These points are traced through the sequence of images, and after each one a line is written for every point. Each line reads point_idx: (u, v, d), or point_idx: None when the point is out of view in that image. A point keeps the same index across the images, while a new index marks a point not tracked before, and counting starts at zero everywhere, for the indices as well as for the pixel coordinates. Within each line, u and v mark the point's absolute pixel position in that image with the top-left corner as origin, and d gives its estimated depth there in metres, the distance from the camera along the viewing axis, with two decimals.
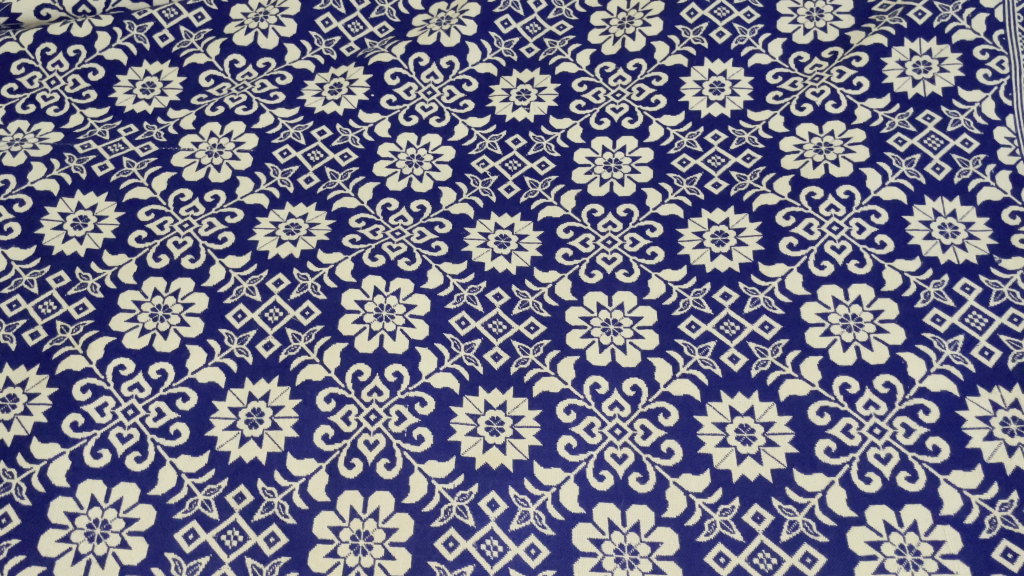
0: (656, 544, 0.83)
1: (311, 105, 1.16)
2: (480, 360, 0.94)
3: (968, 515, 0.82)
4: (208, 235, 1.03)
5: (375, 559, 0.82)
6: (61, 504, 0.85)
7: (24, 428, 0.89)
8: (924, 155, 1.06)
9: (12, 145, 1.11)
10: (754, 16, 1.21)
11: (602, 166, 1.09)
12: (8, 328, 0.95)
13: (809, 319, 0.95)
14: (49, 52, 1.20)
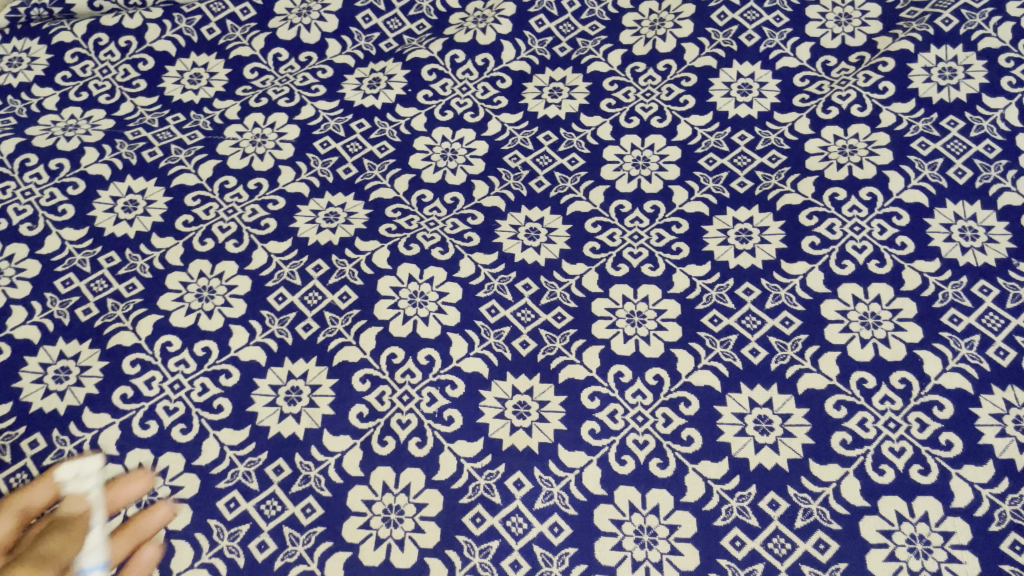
0: (674, 526, 0.86)
1: (351, 99, 1.20)
2: (509, 347, 0.98)
3: (978, 507, 0.85)
4: (251, 220, 1.08)
5: (405, 532, 0.86)
6: (110, 471, 0.90)
7: (76, 399, 0.94)
8: (947, 160, 1.08)
9: (65, 130, 1.16)
10: (783, 20, 1.23)
11: (630, 164, 1.13)
12: (62, 305, 1.00)
13: (829, 315, 0.98)
14: (103, 42, 1.25)
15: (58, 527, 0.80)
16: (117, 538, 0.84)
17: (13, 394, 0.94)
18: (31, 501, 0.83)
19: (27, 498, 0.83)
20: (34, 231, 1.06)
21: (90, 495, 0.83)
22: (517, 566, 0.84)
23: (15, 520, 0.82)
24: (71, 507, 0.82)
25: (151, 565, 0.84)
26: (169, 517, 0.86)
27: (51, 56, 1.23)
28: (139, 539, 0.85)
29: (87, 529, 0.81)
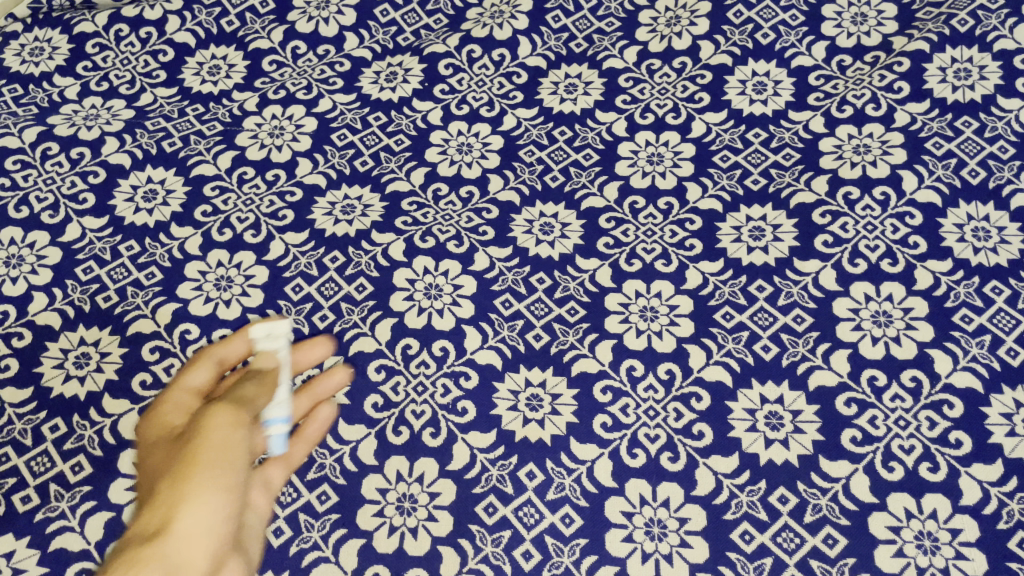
0: (684, 519, 0.87)
1: (368, 92, 1.21)
2: (522, 340, 0.99)
3: (986, 506, 0.86)
4: (269, 212, 1.09)
5: (419, 520, 0.88)
6: (129, 456, 0.91)
7: (97, 385, 0.95)
8: (961, 160, 1.09)
9: (86, 120, 1.17)
10: (798, 19, 1.24)
11: (644, 160, 1.13)
12: (83, 292, 1.02)
13: (841, 313, 0.98)
14: (123, 33, 1.26)
15: (254, 376, 0.87)
16: (300, 397, 0.93)
17: (34, 379, 0.96)
18: (228, 355, 0.94)
19: (223, 350, 0.94)
20: (55, 219, 1.08)
21: (278, 352, 0.91)
22: (529, 556, 0.86)
23: (212, 371, 0.92)
24: (265, 360, 0.90)
25: (326, 425, 0.92)
26: (344, 382, 0.95)
27: (72, 46, 1.25)
28: (318, 399, 0.93)
29: (278, 382, 0.88)
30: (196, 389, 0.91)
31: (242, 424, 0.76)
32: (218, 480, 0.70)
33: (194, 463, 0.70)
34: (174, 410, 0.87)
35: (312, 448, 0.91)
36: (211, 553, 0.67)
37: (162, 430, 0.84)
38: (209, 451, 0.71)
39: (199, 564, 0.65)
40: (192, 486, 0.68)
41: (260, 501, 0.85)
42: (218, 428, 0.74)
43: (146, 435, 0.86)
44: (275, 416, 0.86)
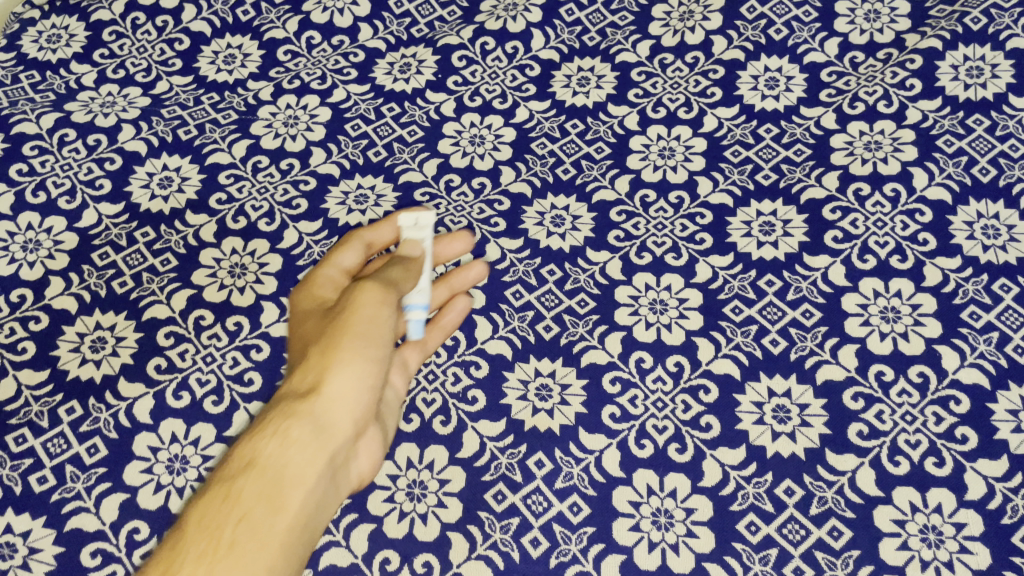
0: (691, 510, 0.88)
1: (382, 83, 1.22)
2: (532, 331, 1.00)
3: (991, 500, 0.86)
4: (283, 200, 1.10)
5: (428, 506, 0.89)
6: (144, 439, 0.93)
7: (112, 368, 0.97)
8: (971, 158, 1.09)
9: (103, 107, 1.18)
10: (811, 15, 1.24)
11: (656, 154, 1.14)
12: (99, 277, 1.03)
13: (849, 309, 0.99)
14: (139, 21, 1.27)
15: (401, 261, 0.96)
16: (439, 288, 1.01)
17: (51, 362, 0.97)
18: (375, 240, 1.03)
19: (371, 235, 1.03)
20: (71, 204, 1.09)
21: (422, 244, 1.00)
22: (537, 543, 0.87)
23: (361, 251, 1.01)
24: (409, 248, 0.98)
25: (463, 313, 1.00)
26: (481, 277, 1.03)
27: (89, 34, 1.26)
28: (455, 291, 1.02)
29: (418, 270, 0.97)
30: (346, 268, 0.99)
31: (387, 304, 0.86)
32: (361, 356, 0.82)
33: (342, 336, 0.82)
34: (326, 284, 0.97)
35: (447, 335, 0.99)
36: (357, 414, 0.82)
37: (315, 302, 0.94)
38: (356, 327, 0.83)
39: (341, 422, 0.80)
40: (338, 358, 0.81)
41: (399, 381, 0.93)
42: (366, 306, 0.85)
43: (299, 305, 0.96)
44: (412, 302, 0.96)
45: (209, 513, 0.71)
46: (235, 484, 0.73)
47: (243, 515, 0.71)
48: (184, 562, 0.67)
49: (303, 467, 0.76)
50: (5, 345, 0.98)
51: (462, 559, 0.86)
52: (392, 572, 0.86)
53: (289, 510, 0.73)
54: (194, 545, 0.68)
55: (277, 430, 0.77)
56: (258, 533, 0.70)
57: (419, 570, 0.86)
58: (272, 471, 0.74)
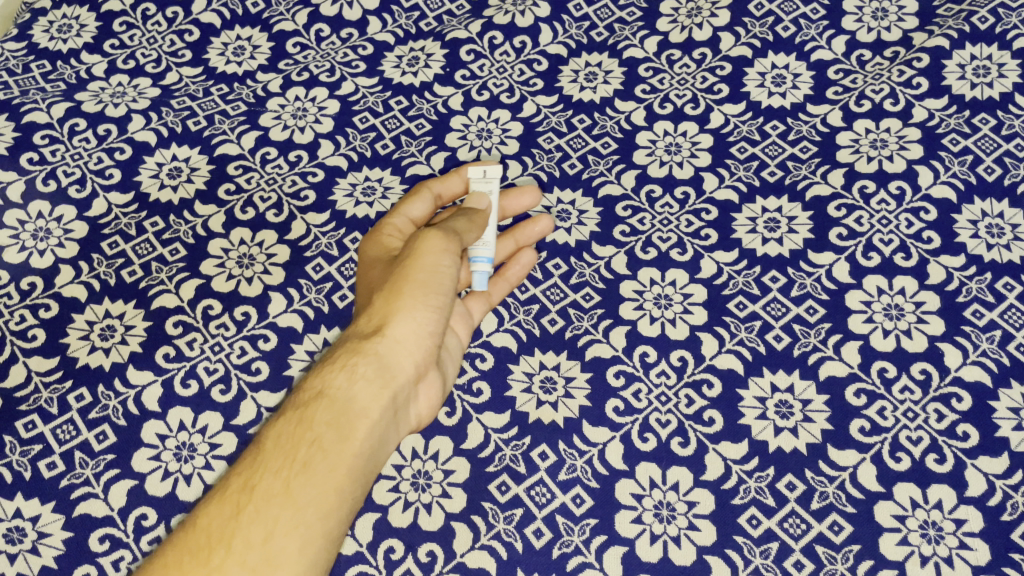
0: (693, 503, 0.89)
1: (390, 76, 1.22)
2: (538, 324, 1.01)
3: (991, 497, 0.87)
4: (291, 192, 1.11)
5: (433, 496, 0.90)
6: (153, 426, 0.94)
7: (121, 356, 0.98)
8: (977, 157, 1.09)
9: (113, 97, 1.19)
10: (819, 13, 1.24)
11: (662, 150, 1.14)
12: (108, 266, 1.04)
13: (853, 306, 1.00)
14: (150, 12, 1.28)
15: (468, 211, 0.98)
16: (505, 240, 1.04)
17: (61, 349, 0.98)
18: (444, 191, 1.06)
19: (439, 187, 1.06)
20: (82, 193, 1.10)
21: (489, 197, 1.01)
22: (540, 534, 0.88)
23: (429, 203, 1.04)
24: (476, 201, 1.00)
25: (527, 267, 1.04)
26: (546, 232, 1.06)
27: (100, 24, 1.26)
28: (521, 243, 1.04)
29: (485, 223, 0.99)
30: (414, 219, 1.03)
31: (450, 252, 0.89)
32: (423, 302, 0.87)
33: (405, 282, 0.87)
34: (394, 234, 1.01)
35: (512, 287, 1.03)
36: (420, 356, 0.86)
37: (382, 251, 0.99)
38: (417, 274, 0.87)
39: (404, 363, 0.85)
40: (401, 303, 0.86)
41: (463, 329, 0.97)
42: (428, 254, 0.88)
43: (367, 253, 1.00)
44: (479, 254, 0.99)
45: (285, 434, 0.77)
46: (308, 411, 0.79)
47: (315, 437, 0.77)
48: (264, 474, 0.74)
49: (369, 401, 0.82)
50: (15, 332, 0.99)
51: (465, 549, 0.87)
52: (397, 561, 0.87)
53: (356, 439, 0.79)
54: (273, 460, 0.75)
55: (346, 366, 0.83)
56: (328, 454, 0.77)
57: (424, 559, 0.87)
58: (340, 403, 0.81)
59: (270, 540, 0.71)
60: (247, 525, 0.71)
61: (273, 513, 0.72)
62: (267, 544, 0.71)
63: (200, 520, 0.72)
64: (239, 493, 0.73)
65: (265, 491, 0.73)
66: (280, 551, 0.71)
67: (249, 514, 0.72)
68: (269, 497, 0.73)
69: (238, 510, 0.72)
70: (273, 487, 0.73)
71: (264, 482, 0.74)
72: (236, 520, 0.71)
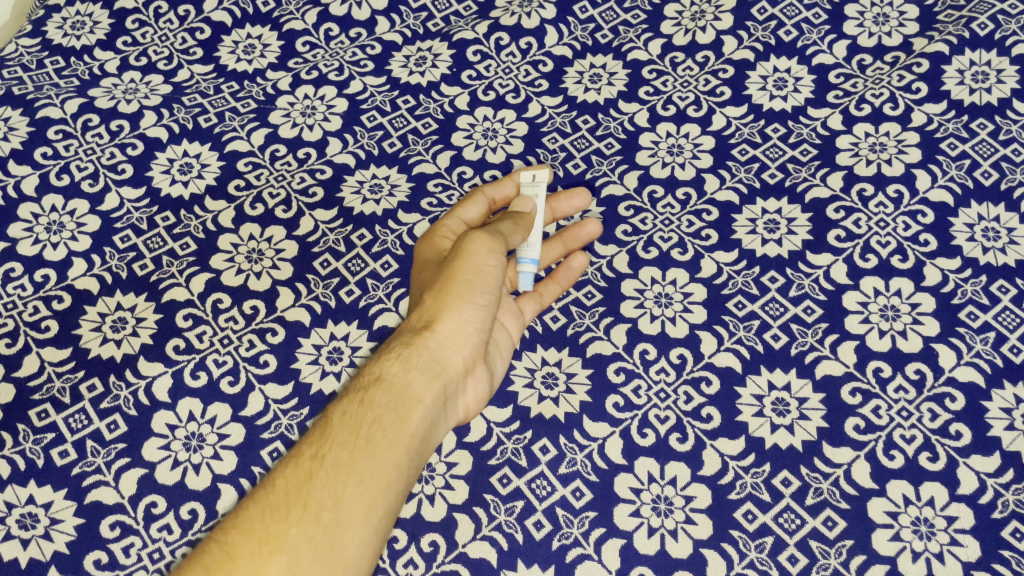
0: (690, 497, 0.91)
1: (397, 75, 1.24)
2: (540, 321, 1.03)
3: (982, 495, 0.89)
4: (299, 188, 1.13)
5: (436, 488, 0.92)
6: (163, 417, 0.96)
7: (132, 348, 1.00)
8: (974, 161, 1.11)
9: (126, 93, 1.21)
10: (821, 18, 1.26)
11: (665, 151, 1.16)
12: (120, 259, 1.07)
13: (850, 306, 1.01)
14: (162, 10, 1.30)
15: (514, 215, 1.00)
16: (555, 244, 1.07)
17: (73, 340, 1.00)
18: (498, 195, 1.07)
19: (493, 191, 1.06)
20: (94, 187, 1.12)
21: (533, 201, 1.02)
22: (540, 526, 0.90)
23: (483, 205, 1.06)
24: (521, 204, 1.02)
25: (579, 271, 1.05)
26: (594, 235, 1.08)
27: (113, 21, 1.29)
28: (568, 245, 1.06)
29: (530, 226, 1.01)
30: (468, 221, 1.04)
31: (495, 255, 0.92)
32: (471, 299, 0.90)
33: (452, 282, 0.90)
34: (448, 234, 1.02)
35: (566, 289, 1.04)
36: (470, 349, 0.89)
37: (436, 252, 1.00)
38: (463, 274, 0.90)
39: (454, 356, 0.89)
40: (450, 299, 0.89)
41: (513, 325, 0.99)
42: (476, 253, 0.91)
43: (422, 254, 1.02)
44: (525, 255, 1.01)
45: (348, 414, 0.82)
46: (368, 394, 0.84)
47: (376, 417, 0.81)
48: (333, 445, 0.79)
49: (423, 387, 0.85)
50: (29, 322, 1.01)
51: (467, 540, 0.89)
52: (400, 550, 0.89)
53: (413, 422, 0.83)
54: (338, 437, 0.80)
55: (401, 355, 0.87)
56: (388, 433, 0.81)
57: (426, 548, 0.89)
58: (398, 388, 0.84)
59: (340, 503, 0.75)
60: (319, 488, 0.76)
61: (342, 480, 0.77)
62: (338, 506, 0.75)
63: (276, 482, 0.76)
64: (310, 460, 0.78)
65: (333, 461, 0.78)
66: (349, 514, 0.75)
67: (321, 479, 0.76)
68: (338, 466, 0.77)
69: (310, 475, 0.77)
70: (341, 458, 0.78)
71: (332, 452, 0.78)
72: (309, 483, 0.76)
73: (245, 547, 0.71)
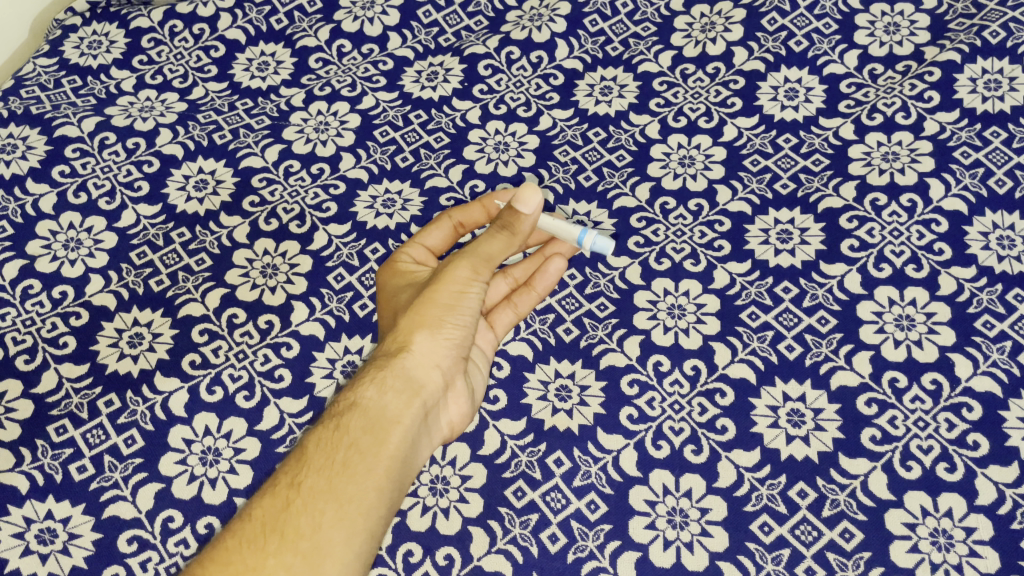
0: (706, 509, 0.91)
1: (409, 91, 1.25)
2: (553, 333, 1.03)
3: (1001, 506, 0.88)
4: (313, 204, 1.14)
5: (450, 501, 0.92)
6: (179, 431, 0.96)
7: (149, 363, 1.01)
8: (988, 170, 1.11)
9: (142, 112, 1.23)
10: (832, 27, 1.26)
11: (676, 162, 1.16)
12: (137, 275, 1.08)
13: (864, 316, 1.01)
14: (177, 28, 1.31)
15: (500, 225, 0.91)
16: (535, 258, 1.07)
17: (90, 356, 1.01)
18: (459, 224, 1.04)
19: (460, 215, 1.04)
20: (111, 205, 1.14)
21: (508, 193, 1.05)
22: (555, 539, 0.90)
23: (445, 232, 1.03)
24: (524, 201, 0.88)
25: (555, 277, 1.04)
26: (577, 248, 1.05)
27: (129, 41, 1.30)
28: (551, 256, 1.05)
29: None
30: (431, 248, 1.02)
31: (475, 279, 0.91)
32: (448, 321, 0.90)
33: (429, 305, 0.90)
34: (412, 260, 1.00)
35: (541, 298, 1.04)
36: (445, 369, 0.90)
37: (402, 275, 0.98)
38: (442, 297, 0.90)
39: (432, 375, 0.89)
40: (427, 321, 0.89)
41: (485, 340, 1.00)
42: (454, 280, 0.90)
43: (385, 279, 1.00)
44: (575, 238, 0.99)
45: (323, 440, 0.82)
46: (343, 419, 0.84)
47: (352, 442, 0.82)
48: (309, 472, 0.80)
49: (399, 409, 0.86)
50: (47, 339, 1.02)
51: (482, 553, 0.89)
52: (415, 564, 0.89)
53: (391, 445, 0.84)
54: (314, 465, 0.80)
55: (375, 378, 0.87)
56: (365, 457, 0.82)
57: (441, 562, 0.89)
58: (373, 412, 0.85)
59: (319, 530, 0.76)
60: (296, 517, 0.77)
61: (320, 507, 0.77)
62: (317, 532, 0.76)
63: (253, 512, 0.78)
64: (287, 489, 0.79)
65: (310, 489, 0.79)
66: (329, 540, 0.76)
67: (298, 506, 0.77)
68: (315, 493, 0.78)
69: (287, 504, 0.78)
70: (318, 485, 0.79)
71: (309, 480, 0.79)
72: (286, 512, 0.77)
73: None
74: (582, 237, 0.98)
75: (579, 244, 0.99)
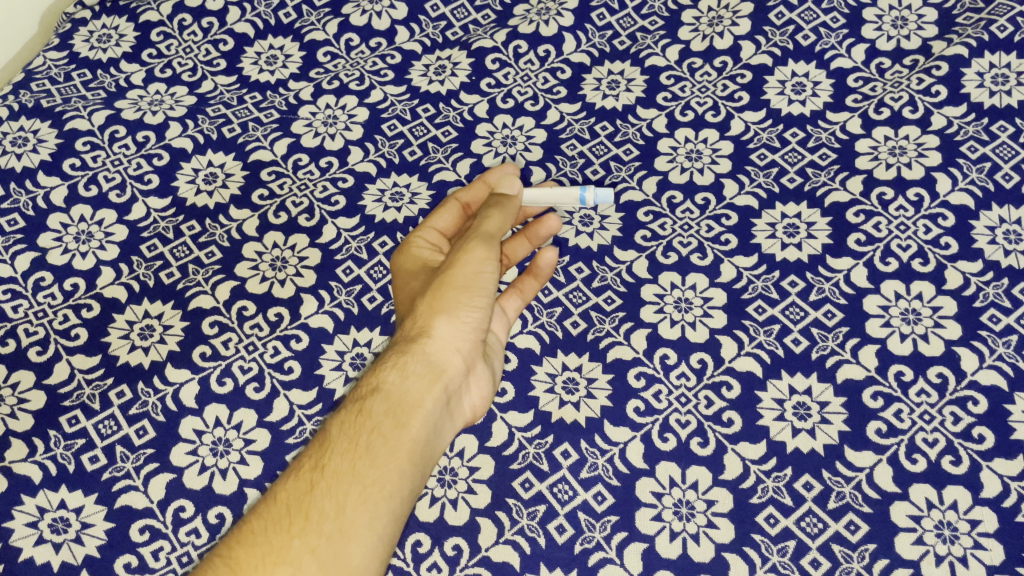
0: (712, 501, 0.91)
1: (417, 84, 1.26)
2: (560, 326, 1.03)
3: (1006, 499, 0.89)
4: (322, 197, 1.15)
5: (458, 492, 0.93)
6: (190, 422, 0.97)
7: (160, 355, 1.02)
8: (995, 164, 1.11)
9: (151, 105, 1.24)
10: (839, 21, 1.26)
11: (683, 156, 1.16)
12: (147, 268, 1.09)
13: (871, 310, 1.01)
14: (186, 22, 1.32)
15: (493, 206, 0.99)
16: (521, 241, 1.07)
17: (102, 347, 1.02)
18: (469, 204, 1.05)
19: (467, 195, 1.05)
20: (122, 198, 1.14)
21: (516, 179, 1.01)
22: (562, 530, 0.90)
23: (454, 214, 1.05)
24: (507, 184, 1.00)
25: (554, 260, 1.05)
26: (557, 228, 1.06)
27: (138, 34, 1.31)
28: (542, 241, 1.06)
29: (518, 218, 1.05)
30: (442, 230, 1.04)
31: (490, 258, 0.93)
32: (466, 303, 0.91)
33: (446, 288, 0.91)
34: (426, 246, 1.02)
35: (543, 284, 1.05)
36: (466, 353, 0.90)
37: (417, 263, 1.01)
38: (457, 279, 0.91)
39: (452, 358, 0.89)
40: (445, 304, 0.91)
41: (500, 328, 1.00)
42: (470, 262, 0.92)
43: (401, 265, 1.02)
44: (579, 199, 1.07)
45: (347, 424, 0.83)
46: (366, 404, 0.85)
47: (374, 426, 0.82)
48: (332, 456, 0.81)
49: (421, 392, 0.86)
50: (58, 330, 1.03)
51: (491, 543, 0.90)
52: (424, 554, 0.90)
53: (413, 429, 0.84)
54: (337, 450, 0.81)
55: (397, 364, 0.88)
56: (387, 440, 0.82)
57: (450, 552, 0.90)
58: (395, 395, 0.85)
59: (343, 512, 0.76)
60: (320, 499, 0.77)
61: (343, 489, 0.78)
62: (340, 515, 0.76)
63: (278, 495, 0.78)
64: (310, 472, 0.80)
65: (333, 471, 0.79)
66: (353, 522, 0.76)
67: (321, 489, 0.78)
68: (339, 475, 0.79)
69: (311, 486, 0.78)
70: (341, 468, 0.79)
71: (333, 463, 0.80)
72: (310, 494, 0.77)
73: (246, 561, 0.72)
74: (584, 194, 1.07)
75: (583, 202, 1.07)
